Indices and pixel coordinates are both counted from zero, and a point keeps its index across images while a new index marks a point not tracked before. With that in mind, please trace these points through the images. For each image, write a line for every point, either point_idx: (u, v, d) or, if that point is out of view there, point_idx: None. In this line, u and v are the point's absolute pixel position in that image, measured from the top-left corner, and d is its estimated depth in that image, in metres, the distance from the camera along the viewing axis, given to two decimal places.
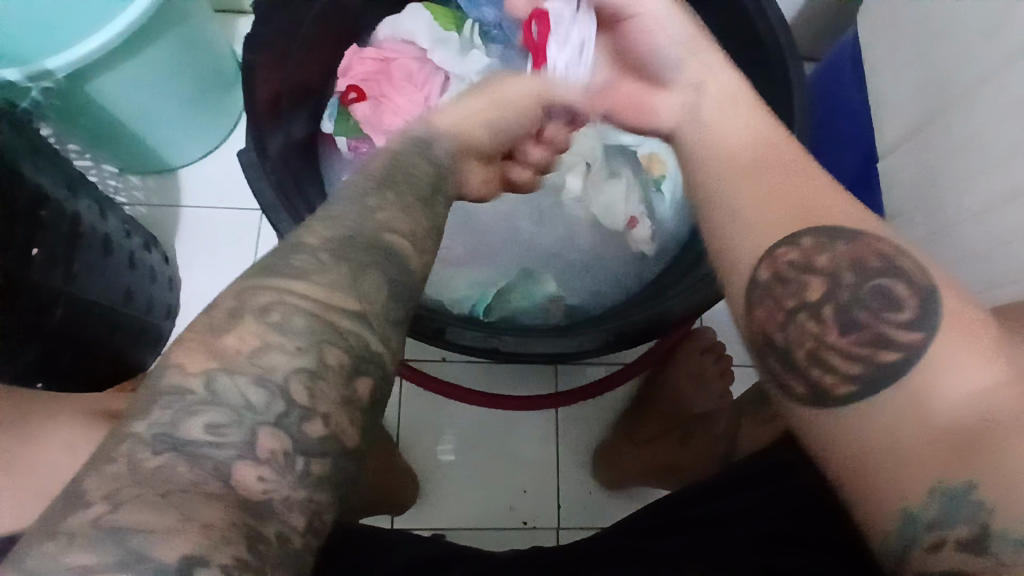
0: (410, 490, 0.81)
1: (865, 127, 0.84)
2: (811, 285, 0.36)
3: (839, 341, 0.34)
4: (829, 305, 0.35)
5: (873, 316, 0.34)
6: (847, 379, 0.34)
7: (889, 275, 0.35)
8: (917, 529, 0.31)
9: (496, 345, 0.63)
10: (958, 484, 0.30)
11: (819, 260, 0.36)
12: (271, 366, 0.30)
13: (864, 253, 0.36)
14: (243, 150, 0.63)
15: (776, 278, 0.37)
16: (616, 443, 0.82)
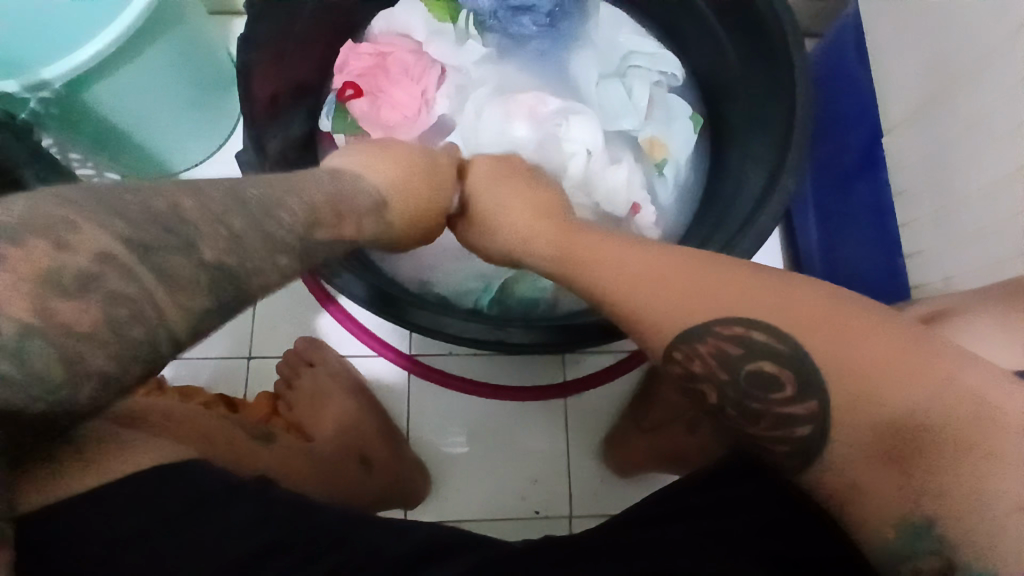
0: (420, 481, 0.82)
1: (869, 104, 0.81)
2: (696, 363, 0.40)
3: (759, 430, 0.38)
4: (730, 404, 0.39)
5: (763, 403, 0.38)
6: (785, 455, 0.37)
7: (757, 357, 0.37)
8: (897, 562, 0.34)
9: (503, 336, 0.63)
10: (920, 521, 0.32)
11: (696, 369, 0.40)
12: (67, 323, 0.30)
13: (728, 341, 0.38)
14: (243, 152, 0.64)
15: (685, 383, 0.41)
16: (630, 427, 0.84)
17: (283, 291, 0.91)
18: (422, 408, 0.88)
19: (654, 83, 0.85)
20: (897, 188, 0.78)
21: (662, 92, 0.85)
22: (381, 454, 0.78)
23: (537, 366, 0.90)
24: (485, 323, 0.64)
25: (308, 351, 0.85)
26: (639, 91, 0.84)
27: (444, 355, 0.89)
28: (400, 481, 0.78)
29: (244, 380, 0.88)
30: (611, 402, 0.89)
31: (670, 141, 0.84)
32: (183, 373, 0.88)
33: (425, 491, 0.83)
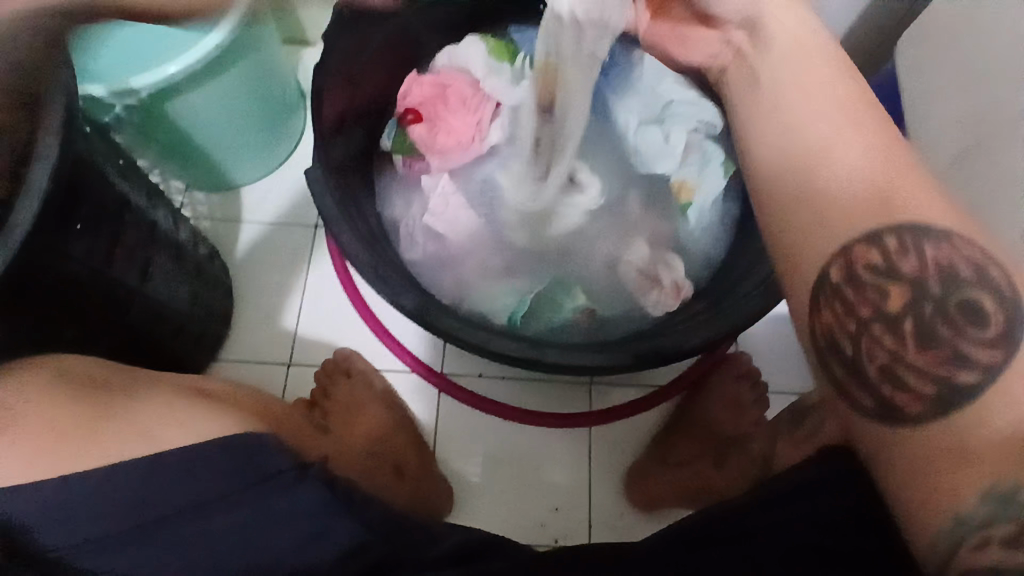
0: (443, 499, 0.83)
1: None
2: (893, 290, 0.41)
3: (912, 355, 0.40)
4: (908, 318, 0.40)
5: (954, 332, 0.39)
6: (919, 398, 0.39)
7: (980, 287, 0.39)
8: (964, 530, 0.37)
9: (538, 355, 0.65)
10: (1006, 488, 0.36)
11: (904, 266, 0.41)
12: None
13: (954, 261, 0.40)
14: (311, 168, 0.69)
15: (847, 279, 0.43)
16: (651, 462, 0.83)
17: (327, 302, 0.96)
18: (450, 425, 0.90)
19: (693, 129, 0.89)
20: None
21: (699, 139, 0.89)
22: (412, 464, 0.81)
23: (563, 395, 0.92)
24: (521, 342, 0.67)
25: (345, 361, 0.88)
26: (676, 135, 0.88)
27: (474, 377, 0.92)
28: (424, 494, 0.80)
29: (283, 383, 0.92)
30: (635, 435, 0.89)
31: (701, 185, 0.87)
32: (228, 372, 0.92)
33: (447, 508, 0.85)
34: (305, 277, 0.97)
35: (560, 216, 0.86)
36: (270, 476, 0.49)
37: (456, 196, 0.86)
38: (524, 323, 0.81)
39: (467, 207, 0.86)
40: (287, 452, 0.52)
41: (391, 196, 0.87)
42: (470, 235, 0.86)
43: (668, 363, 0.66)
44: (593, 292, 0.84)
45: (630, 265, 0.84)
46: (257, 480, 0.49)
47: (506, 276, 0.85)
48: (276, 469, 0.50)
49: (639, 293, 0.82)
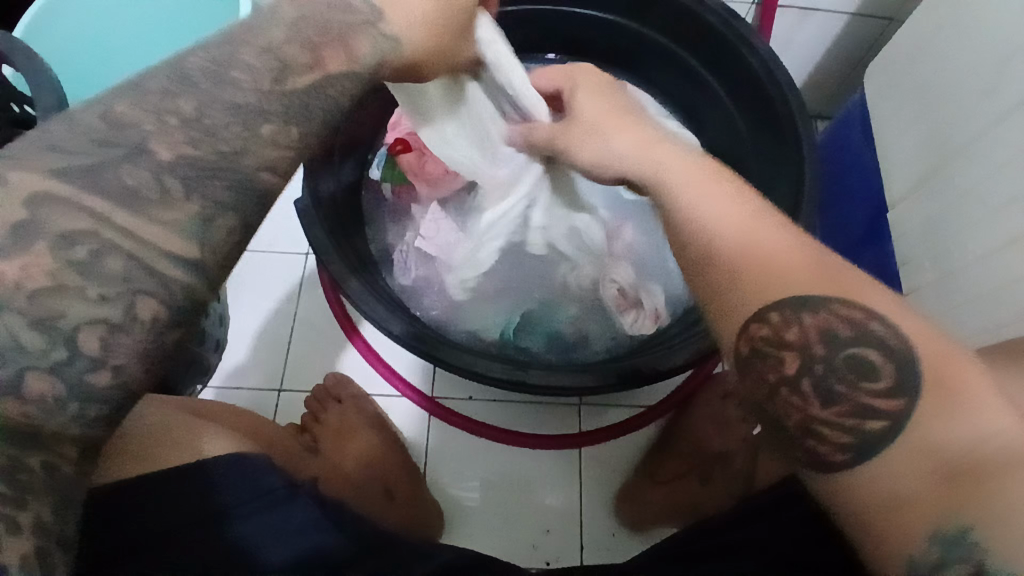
0: (435, 521, 0.83)
1: (873, 181, 0.87)
2: (787, 358, 0.40)
3: (822, 414, 0.38)
4: (806, 380, 0.39)
5: (849, 388, 0.38)
6: (841, 448, 0.38)
7: (861, 342, 0.38)
8: (922, 570, 0.34)
9: (523, 377, 0.67)
10: (954, 529, 0.34)
11: (788, 335, 0.40)
12: (66, 310, 0.33)
13: (831, 321, 0.39)
14: (300, 199, 0.72)
15: (755, 351, 0.41)
16: (642, 481, 0.84)
17: (316, 330, 0.97)
18: (440, 450, 0.91)
19: None
20: (901, 257, 0.82)
21: None
22: (400, 486, 0.82)
23: (553, 415, 0.93)
24: (506, 364, 0.68)
25: (336, 387, 0.89)
26: None
27: (463, 399, 0.93)
28: (416, 516, 0.80)
29: (274, 410, 0.93)
30: (625, 455, 0.90)
31: None
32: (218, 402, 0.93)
33: (439, 531, 0.85)
34: (294, 306, 0.98)
35: None
36: (265, 493, 0.49)
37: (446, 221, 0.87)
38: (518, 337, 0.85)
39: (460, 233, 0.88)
40: (279, 473, 0.52)
41: (383, 224, 0.91)
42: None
43: (651, 380, 0.67)
44: (581, 303, 0.87)
45: (609, 285, 0.83)
46: (234, 504, 0.49)
47: (493, 298, 0.86)
48: (268, 487, 0.50)
49: (618, 312, 0.83)
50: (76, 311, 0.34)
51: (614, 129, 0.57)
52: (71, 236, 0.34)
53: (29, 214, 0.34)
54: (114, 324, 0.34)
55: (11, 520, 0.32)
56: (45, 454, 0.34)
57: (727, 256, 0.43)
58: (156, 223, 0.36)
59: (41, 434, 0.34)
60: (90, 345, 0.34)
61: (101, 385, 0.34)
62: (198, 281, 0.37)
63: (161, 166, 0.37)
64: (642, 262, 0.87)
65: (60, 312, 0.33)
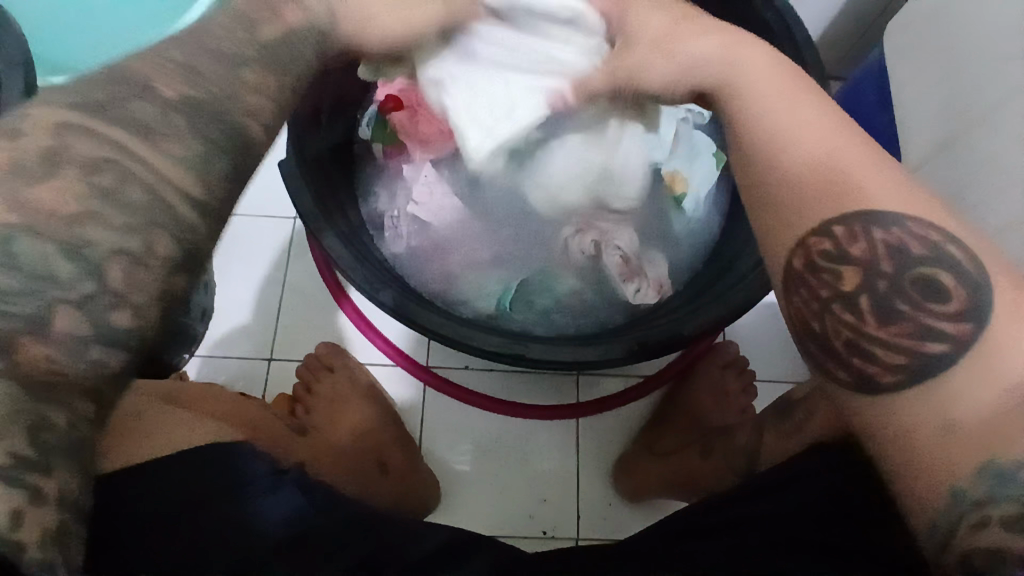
0: (430, 494, 0.82)
1: (888, 147, 0.83)
2: (846, 274, 0.40)
3: (876, 332, 0.39)
4: (864, 296, 0.40)
5: (914, 307, 0.38)
6: (893, 369, 0.38)
7: (929, 265, 0.39)
8: (964, 501, 0.36)
9: (523, 351, 0.64)
10: (1007, 463, 0.35)
11: (854, 250, 0.40)
12: (89, 238, 0.33)
13: (904, 241, 0.40)
14: (284, 160, 0.67)
15: (810, 266, 0.42)
16: (641, 454, 0.83)
17: (306, 298, 0.94)
18: (435, 420, 0.89)
19: (682, 118, 0.85)
20: None
21: (688, 129, 0.86)
22: (400, 457, 0.80)
23: (550, 385, 0.91)
24: (505, 337, 0.66)
25: (327, 358, 0.87)
26: (666, 126, 0.83)
27: (458, 369, 0.91)
28: (413, 491, 0.79)
29: (264, 380, 0.90)
30: (623, 426, 0.89)
31: (691, 176, 0.85)
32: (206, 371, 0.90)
33: (434, 504, 0.84)
34: (283, 273, 0.95)
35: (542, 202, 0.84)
36: (250, 482, 0.48)
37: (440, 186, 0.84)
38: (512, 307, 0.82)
39: (453, 200, 0.84)
40: (264, 458, 0.52)
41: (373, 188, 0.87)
42: (455, 229, 0.84)
43: (654, 355, 0.65)
44: (581, 274, 0.83)
45: (613, 252, 0.80)
46: (251, 480, 0.48)
47: (490, 267, 0.83)
48: (262, 473, 0.50)
49: (621, 281, 0.79)
50: (101, 240, 0.33)
51: (688, 33, 0.51)
52: (93, 164, 0.34)
53: (54, 142, 0.34)
54: (132, 257, 0.34)
55: (36, 486, 0.31)
56: (64, 411, 0.32)
57: (772, 164, 0.45)
58: (163, 158, 0.36)
59: (59, 385, 0.32)
60: (115, 278, 0.33)
61: (122, 326, 0.33)
62: (195, 205, 0.36)
63: (167, 105, 0.37)
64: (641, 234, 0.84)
65: (87, 239, 0.33)
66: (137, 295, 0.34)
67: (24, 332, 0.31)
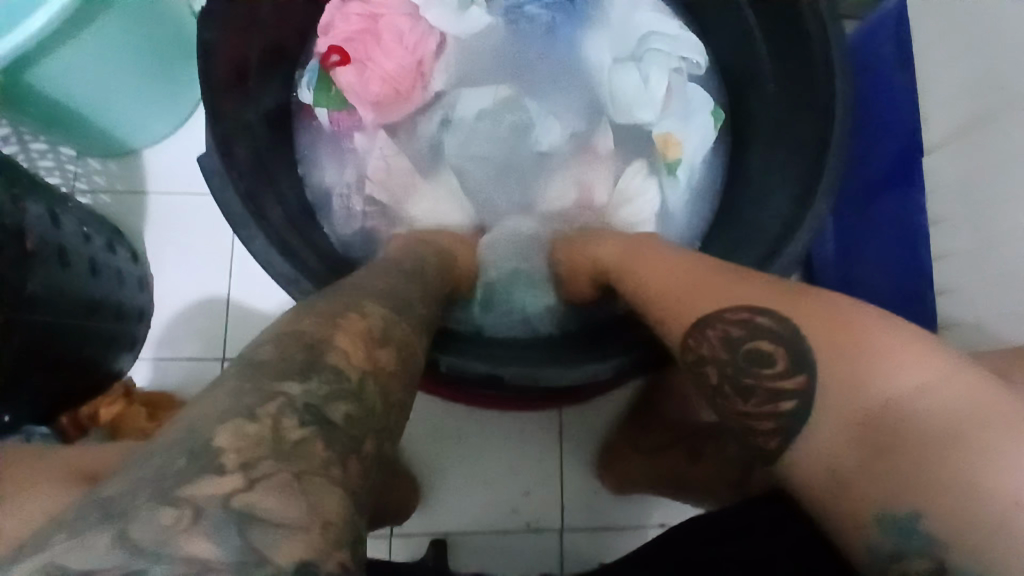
0: (410, 496, 0.78)
1: (901, 111, 0.73)
2: (709, 346, 0.43)
3: (747, 407, 0.40)
4: (723, 370, 0.42)
5: (755, 378, 0.40)
6: (775, 432, 0.38)
7: (752, 336, 0.41)
8: (883, 559, 0.32)
9: (501, 375, 0.56)
10: (904, 514, 0.32)
11: (708, 339, 0.43)
12: (301, 390, 0.27)
13: (730, 325, 0.42)
14: (205, 154, 0.57)
15: (697, 356, 0.44)
16: (627, 447, 0.79)
17: (257, 287, 0.84)
18: (409, 415, 0.84)
19: (675, 69, 0.76)
20: (931, 215, 0.71)
21: (682, 81, 0.77)
22: None
23: None
24: (483, 361, 0.58)
25: None
26: (656, 78, 0.75)
27: None
28: (398, 499, 0.76)
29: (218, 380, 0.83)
30: (608, 415, 0.85)
31: (686, 140, 0.76)
32: (155, 373, 0.82)
33: (415, 502, 0.80)
34: (231, 260, 0.85)
35: (518, 172, 0.77)
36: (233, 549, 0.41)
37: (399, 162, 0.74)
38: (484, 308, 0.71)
39: (406, 176, 0.74)
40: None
41: (325, 161, 0.76)
42: (418, 207, 0.73)
43: (648, 369, 0.59)
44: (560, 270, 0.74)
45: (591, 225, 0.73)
46: None
47: None
48: None
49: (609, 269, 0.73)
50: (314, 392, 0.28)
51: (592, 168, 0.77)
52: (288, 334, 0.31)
53: (294, 351, 0.30)
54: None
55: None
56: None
57: (649, 277, 0.55)
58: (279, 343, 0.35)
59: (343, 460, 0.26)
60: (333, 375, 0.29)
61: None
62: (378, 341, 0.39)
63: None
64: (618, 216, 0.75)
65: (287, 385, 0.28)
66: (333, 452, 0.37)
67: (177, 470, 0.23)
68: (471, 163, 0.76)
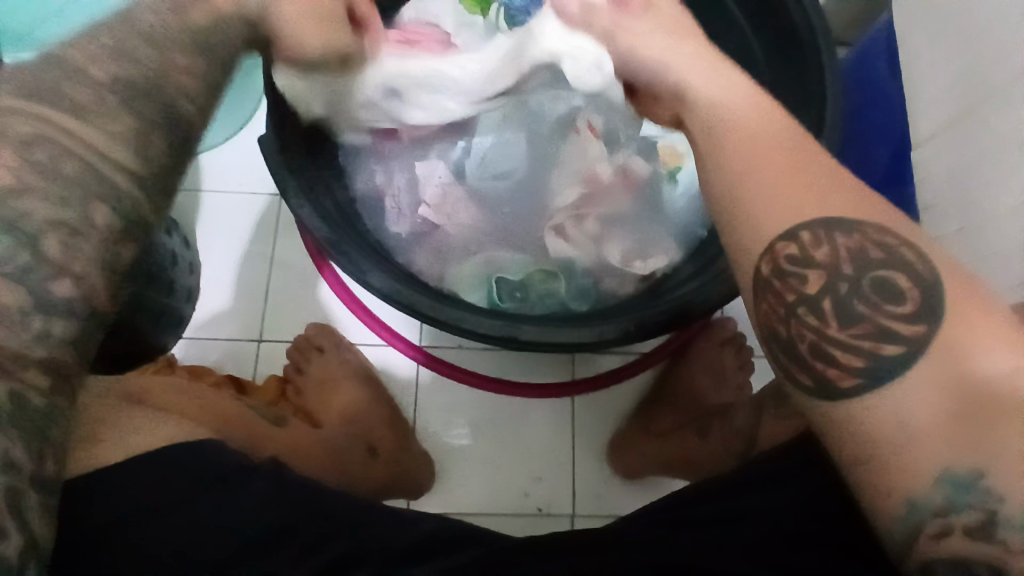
0: (424, 473, 0.82)
1: (897, 117, 0.80)
2: (812, 274, 0.37)
3: (837, 334, 0.36)
4: (827, 300, 0.36)
5: (871, 308, 0.36)
6: (852, 372, 0.35)
7: (891, 266, 0.36)
8: (925, 513, 0.33)
9: (515, 332, 0.62)
10: (965, 472, 0.33)
11: (817, 256, 0.37)
12: (24, 211, 0.34)
13: (864, 244, 0.37)
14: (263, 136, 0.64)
15: (776, 272, 0.37)
16: (636, 431, 0.83)
17: (294, 276, 0.91)
18: (428, 400, 0.88)
19: None
20: (923, 203, 0.77)
21: None
22: (389, 443, 0.79)
23: (546, 364, 0.89)
24: (496, 319, 0.64)
25: (316, 337, 0.85)
26: None
27: (454, 348, 0.89)
28: (406, 469, 0.79)
29: (254, 361, 0.89)
30: (620, 403, 0.88)
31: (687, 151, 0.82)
32: (193, 351, 0.88)
33: (429, 482, 0.84)
34: (272, 248, 0.92)
35: (531, 176, 0.80)
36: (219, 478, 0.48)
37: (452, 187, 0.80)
38: (502, 300, 0.76)
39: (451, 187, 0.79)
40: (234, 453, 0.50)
41: (366, 166, 0.80)
42: (447, 216, 0.79)
43: (654, 336, 0.63)
44: (578, 267, 0.78)
45: (594, 220, 0.79)
46: (212, 478, 0.47)
47: (480, 249, 0.79)
48: (227, 469, 0.48)
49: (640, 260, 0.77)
50: (35, 212, 0.35)
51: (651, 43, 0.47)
52: (28, 142, 0.35)
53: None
54: (73, 229, 0.36)
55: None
56: (11, 382, 0.33)
57: (722, 147, 0.41)
58: (103, 130, 0.37)
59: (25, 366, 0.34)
60: (52, 251, 0.35)
61: (60, 295, 0.35)
62: (140, 193, 0.38)
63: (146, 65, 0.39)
64: (622, 219, 0.79)
65: (23, 214, 0.34)
66: (118, 263, 0.38)
67: None
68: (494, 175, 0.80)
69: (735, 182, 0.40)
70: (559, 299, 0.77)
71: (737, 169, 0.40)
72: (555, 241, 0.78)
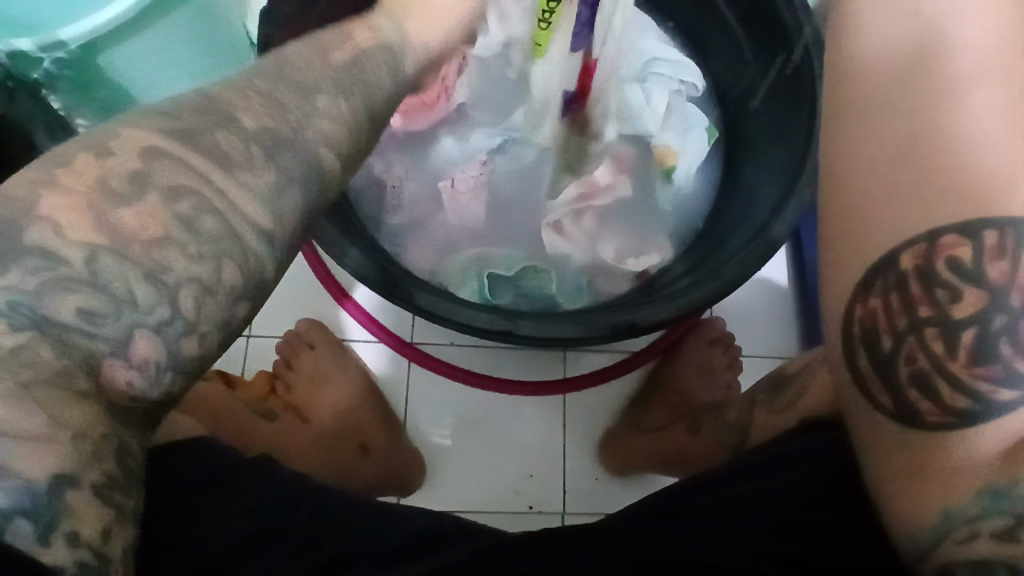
0: (415, 469, 0.82)
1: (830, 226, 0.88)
2: (967, 294, 0.35)
3: (961, 372, 0.35)
4: (970, 330, 0.35)
5: (1013, 351, 0.34)
6: (953, 410, 0.35)
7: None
8: (956, 520, 0.34)
9: (512, 328, 0.62)
10: (1003, 483, 0.33)
11: (993, 271, 0.35)
12: (169, 264, 0.33)
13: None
14: None
15: (918, 273, 0.36)
16: (627, 429, 0.83)
17: (282, 272, 0.91)
18: (419, 398, 0.88)
19: (674, 91, 0.82)
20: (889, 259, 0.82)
21: (680, 101, 0.82)
22: (382, 440, 0.78)
23: (538, 362, 0.90)
24: (493, 314, 0.64)
25: (309, 334, 0.84)
26: (658, 96, 0.81)
27: (444, 345, 0.89)
28: (395, 467, 0.78)
29: (243, 357, 0.88)
30: (611, 401, 0.89)
31: (682, 150, 0.81)
32: None
33: (417, 482, 0.83)
34: None
35: (526, 170, 0.81)
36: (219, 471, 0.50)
37: (467, 180, 0.79)
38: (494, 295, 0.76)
39: (467, 180, 0.79)
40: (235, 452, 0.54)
41: None
42: (453, 206, 0.79)
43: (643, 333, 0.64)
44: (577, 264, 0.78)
45: (591, 216, 0.79)
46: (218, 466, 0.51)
47: (475, 243, 0.79)
48: (230, 463, 0.52)
49: (637, 255, 0.78)
50: (181, 268, 0.34)
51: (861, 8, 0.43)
52: (123, 168, 0.34)
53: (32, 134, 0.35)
54: (207, 287, 0.34)
55: (119, 505, 0.31)
56: (140, 438, 0.33)
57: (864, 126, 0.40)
58: (177, 138, 0.35)
59: (139, 411, 0.33)
60: (187, 306, 0.34)
61: (189, 355, 0.34)
62: (269, 259, 0.37)
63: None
64: (617, 214, 0.81)
65: (165, 265, 0.33)
66: (231, 326, 0.36)
67: (104, 350, 0.32)
68: (505, 171, 0.81)
69: (918, 135, 0.38)
70: (551, 295, 0.77)
71: (876, 159, 0.39)
72: (552, 237, 0.78)
